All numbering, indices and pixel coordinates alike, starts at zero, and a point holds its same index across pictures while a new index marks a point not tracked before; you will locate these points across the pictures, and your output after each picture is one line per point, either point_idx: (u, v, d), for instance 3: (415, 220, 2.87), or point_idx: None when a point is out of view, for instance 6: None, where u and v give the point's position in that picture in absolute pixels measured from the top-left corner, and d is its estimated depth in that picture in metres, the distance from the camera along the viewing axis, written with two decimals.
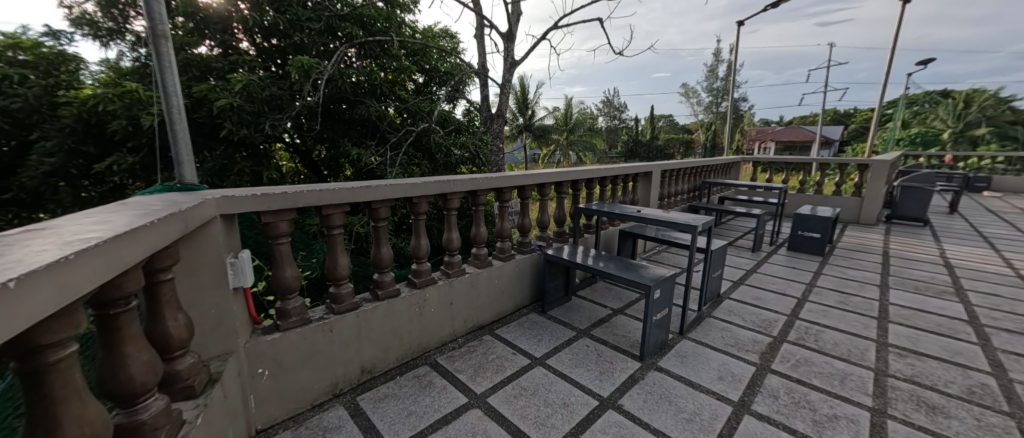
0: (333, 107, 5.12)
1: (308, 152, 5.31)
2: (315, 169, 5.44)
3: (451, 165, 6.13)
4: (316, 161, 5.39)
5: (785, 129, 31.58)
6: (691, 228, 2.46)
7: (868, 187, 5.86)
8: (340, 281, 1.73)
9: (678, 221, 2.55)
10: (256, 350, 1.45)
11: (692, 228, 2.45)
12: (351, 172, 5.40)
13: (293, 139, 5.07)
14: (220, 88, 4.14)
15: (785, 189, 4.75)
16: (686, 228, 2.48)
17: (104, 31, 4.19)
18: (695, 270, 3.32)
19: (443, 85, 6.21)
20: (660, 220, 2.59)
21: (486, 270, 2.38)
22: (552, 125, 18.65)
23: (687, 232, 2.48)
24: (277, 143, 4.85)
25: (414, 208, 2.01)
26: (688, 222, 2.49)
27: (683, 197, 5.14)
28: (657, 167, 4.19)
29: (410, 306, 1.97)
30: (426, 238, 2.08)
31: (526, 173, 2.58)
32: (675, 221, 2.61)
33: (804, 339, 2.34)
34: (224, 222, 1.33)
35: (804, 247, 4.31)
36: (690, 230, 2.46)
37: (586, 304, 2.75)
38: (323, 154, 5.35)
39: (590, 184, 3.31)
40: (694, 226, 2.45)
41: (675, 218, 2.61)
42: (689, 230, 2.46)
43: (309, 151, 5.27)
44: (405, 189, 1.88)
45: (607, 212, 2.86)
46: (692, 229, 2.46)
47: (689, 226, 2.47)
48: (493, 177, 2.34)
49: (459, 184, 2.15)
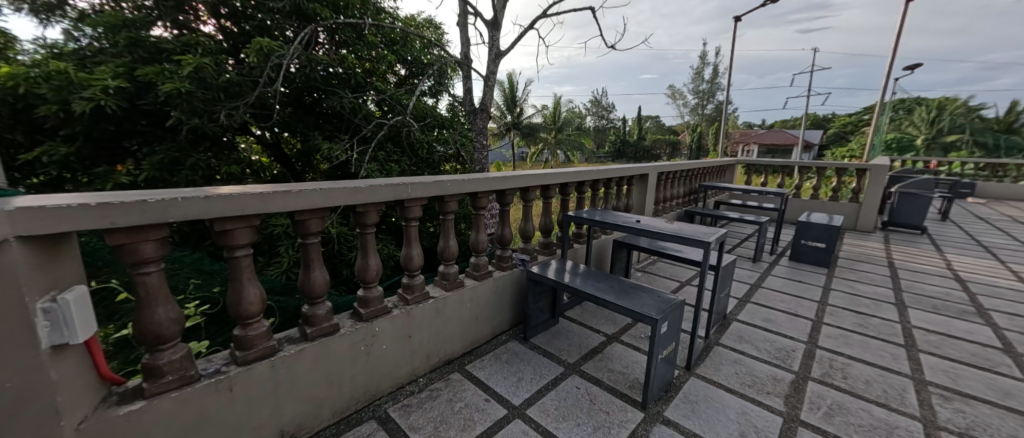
0: (307, 97, 4.62)
1: (278, 143, 4.72)
2: (287, 164, 4.84)
3: (434, 162, 5.62)
4: (290, 156, 4.83)
5: (769, 133, 31.91)
6: (705, 246, 2.02)
7: (866, 193, 5.60)
8: (246, 320, 1.28)
9: (688, 236, 2.12)
10: (103, 430, 1.01)
11: (706, 247, 2.01)
12: (325, 166, 4.76)
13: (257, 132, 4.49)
14: (172, 71, 3.49)
15: (787, 194, 4.49)
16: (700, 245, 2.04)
17: (43, 7, 3.73)
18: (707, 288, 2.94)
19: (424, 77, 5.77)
20: (667, 235, 2.16)
21: (456, 293, 1.95)
22: (540, 123, 18.22)
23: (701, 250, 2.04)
24: (244, 136, 4.37)
25: (359, 219, 1.55)
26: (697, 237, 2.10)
27: (678, 202, 4.83)
28: (654, 168, 3.83)
29: (352, 344, 1.53)
30: (376, 258, 1.63)
31: (508, 176, 2.16)
32: (684, 234, 2.18)
33: (831, 376, 1.99)
34: (34, 249, 0.88)
35: (808, 257, 3.98)
36: (704, 249, 2.02)
37: (575, 330, 2.36)
38: (294, 147, 4.79)
39: (581, 188, 2.91)
40: (707, 241, 2.01)
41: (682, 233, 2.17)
42: (703, 250, 2.02)
43: (280, 143, 4.73)
44: (348, 195, 1.42)
45: (603, 223, 2.44)
46: (705, 247, 2.02)
47: (701, 242, 2.03)
48: (466, 180, 1.91)
49: (422, 187, 1.70)
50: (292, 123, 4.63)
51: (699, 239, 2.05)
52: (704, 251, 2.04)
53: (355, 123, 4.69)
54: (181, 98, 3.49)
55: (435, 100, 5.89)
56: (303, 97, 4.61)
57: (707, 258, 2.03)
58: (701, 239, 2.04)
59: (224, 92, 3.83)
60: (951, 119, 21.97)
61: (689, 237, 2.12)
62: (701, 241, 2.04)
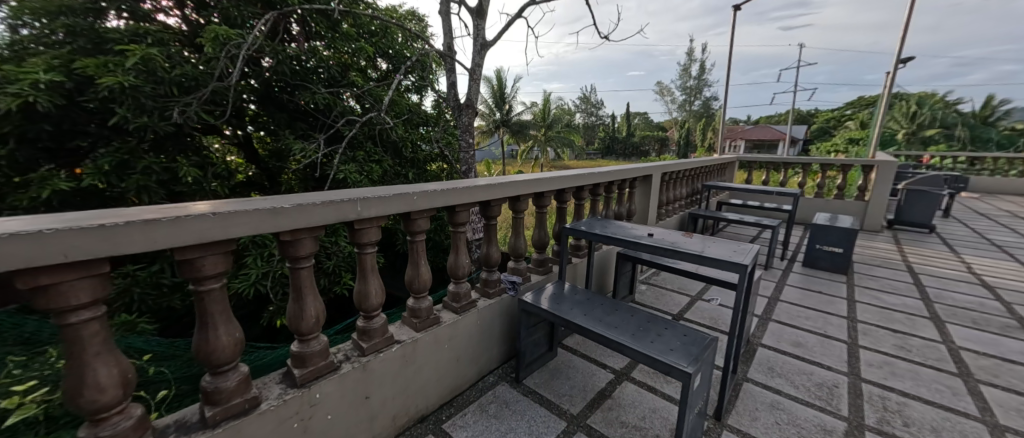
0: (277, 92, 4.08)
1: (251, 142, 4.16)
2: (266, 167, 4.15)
3: (420, 162, 5.16)
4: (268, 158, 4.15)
5: (757, 129, 31.99)
6: (743, 271, 1.60)
7: (872, 190, 5.31)
8: (97, 415, 0.87)
9: (716, 256, 1.71)
10: None
11: (744, 271, 1.60)
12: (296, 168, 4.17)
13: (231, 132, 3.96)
14: (117, 62, 2.78)
15: (797, 194, 4.17)
16: (734, 269, 1.62)
17: None
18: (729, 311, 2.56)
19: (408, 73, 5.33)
20: (691, 254, 1.75)
21: (429, 334, 1.55)
22: (530, 120, 17.76)
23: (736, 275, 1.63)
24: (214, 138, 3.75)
25: (288, 251, 1.13)
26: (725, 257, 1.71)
27: (681, 204, 4.48)
28: (657, 168, 3.47)
29: (281, 422, 1.12)
30: (316, 301, 1.21)
31: (493, 184, 1.75)
32: (711, 252, 1.77)
33: (889, 423, 1.66)
34: None
35: (823, 263, 3.66)
36: (741, 274, 1.60)
37: (577, 366, 1.98)
38: (269, 146, 4.17)
39: (580, 193, 2.52)
40: (744, 264, 1.59)
41: (708, 251, 1.76)
42: (739, 276, 1.61)
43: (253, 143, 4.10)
44: (261, 221, 1.00)
45: (610, 239, 2.03)
46: (742, 272, 1.61)
47: (737, 266, 1.62)
48: (439, 191, 1.50)
49: (379, 203, 1.28)
50: (264, 121, 4.11)
51: (732, 260, 1.64)
52: (740, 276, 1.62)
53: (325, 122, 4.19)
54: (129, 94, 2.78)
55: (419, 96, 5.48)
56: (273, 91, 4.06)
57: (743, 285, 1.62)
58: (736, 262, 1.62)
59: (180, 88, 3.11)
60: (936, 114, 22.20)
61: (718, 256, 1.71)
62: (735, 264, 1.62)
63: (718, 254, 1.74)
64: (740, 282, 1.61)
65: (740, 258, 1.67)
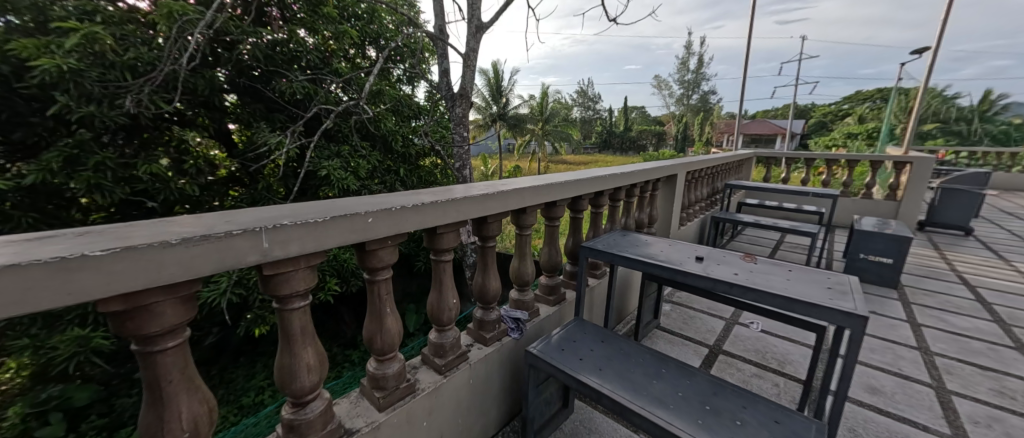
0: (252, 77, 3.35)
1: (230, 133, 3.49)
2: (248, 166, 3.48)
3: (411, 157, 4.66)
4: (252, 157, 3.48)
5: (757, 124, 31.52)
6: (861, 326, 1.05)
7: (906, 189, 4.83)
8: None
9: (810, 298, 1.15)
10: None
11: (863, 328, 1.04)
12: (277, 165, 3.61)
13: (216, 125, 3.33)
14: (59, 43, 2.34)
15: (836, 195, 3.73)
16: (846, 323, 1.07)
17: None
18: (788, 354, 2.11)
19: (399, 62, 4.83)
20: (770, 295, 1.19)
21: (397, 414, 1.08)
22: (528, 114, 17.16)
23: (848, 332, 1.07)
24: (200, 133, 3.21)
25: (127, 328, 0.65)
26: (817, 298, 1.15)
27: (702, 206, 4.02)
28: (682, 166, 3.00)
29: None
30: (191, 399, 0.74)
31: (488, 194, 1.26)
32: (798, 290, 1.21)
33: None
34: None
35: (868, 275, 3.19)
36: (858, 332, 1.05)
37: (601, 430, 1.51)
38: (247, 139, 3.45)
39: (598, 200, 2.03)
40: (865, 315, 1.04)
41: (794, 290, 1.21)
42: (855, 335, 1.05)
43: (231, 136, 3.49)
44: (21, 291, 0.52)
45: (645, 265, 1.49)
46: (858, 328, 1.05)
47: (849, 318, 1.06)
48: (413, 207, 1.01)
49: (303, 232, 0.79)
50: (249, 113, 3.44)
51: (839, 308, 1.09)
52: (855, 333, 1.06)
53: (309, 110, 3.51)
54: (70, 79, 2.32)
55: (411, 88, 4.99)
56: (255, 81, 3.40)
57: (858, 346, 1.07)
58: (848, 312, 1.07)
59: (135, 73, 2.64)
60: (940, 108, 21.83)
61: (814, 298, 1.15)
62: (846, 315, 1.07)
63: (811, 294, 1.18)
64: (854, 343, 1.06)
65: (847, 303, 1.12)
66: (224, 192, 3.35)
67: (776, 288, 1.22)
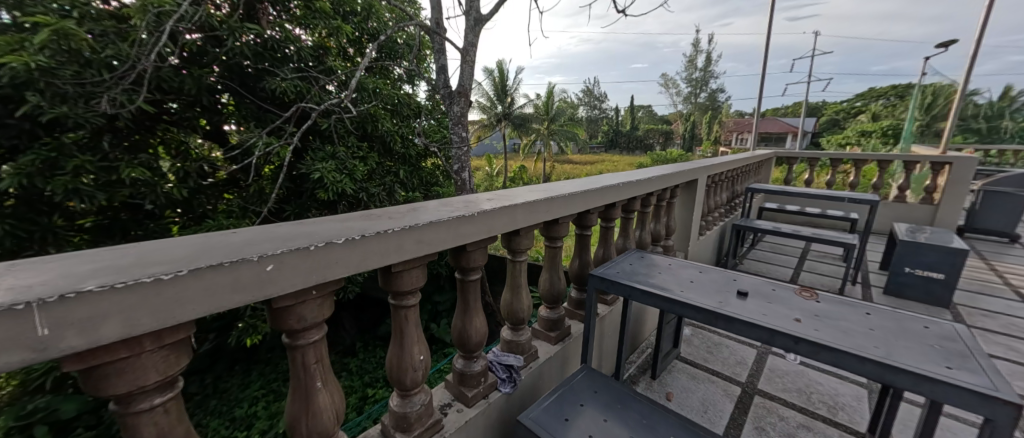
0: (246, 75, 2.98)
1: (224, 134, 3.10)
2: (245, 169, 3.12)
3: (411, 158, 4.36)
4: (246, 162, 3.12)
5: (768, 123, 30.80)
6: (1010, 417, 0.70)
7: (944, 191, 4.43)
8: None
9: (915, 365, 0.81)
10: None
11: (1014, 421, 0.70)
12: (272, 167, 3.27)
13: (208, 127, 2.99)
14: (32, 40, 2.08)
15: (874, 200, 3.35)
16: (981, 409, 0.73)
17: None
18: (836, 396, 1.76)
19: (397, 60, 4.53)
20: (853, 358, 0.86)
21: None
22: (534, 113, 16.78)
23: (985, 423, 0.73)
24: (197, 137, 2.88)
25: None
26: (928, 367, 0.81)
27: (722, 212, 3.67)
28: (704, 170, 2.66)
29: None
30: None
31: (464, 216, 0.93)
32: (892, 349, 0.87)
33: None
34: None
35: (913, 292, 2.83)
36: (1003, 424, 0.71)
37: None
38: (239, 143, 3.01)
39: (609, 213, 1.69)
40: (1015, 401, 0.70)
41: (888, 350, 0.87)
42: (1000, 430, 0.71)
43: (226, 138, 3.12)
44: None
45: (672, 305, 1.15)
46: (1004, 419, 0.71)
47: (990, 404, 0.72)
48: (345, 243, 0.69)
49: (130, 301, 0.48)
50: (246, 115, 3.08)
51: (970, 387, 0.74)
52: (996, 424, 0.72)
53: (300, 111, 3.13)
54: (40, 78, 2.04)
55: (410, 87, 4.68)
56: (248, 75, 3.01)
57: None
58: (988, 395, 0.72)
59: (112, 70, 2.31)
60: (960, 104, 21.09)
61: (922, 365, 0.81)
62: (984, 398, 0.73)
63: (914, 358, 0.84)
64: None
65: (975, 376, 0.78)
66: (218, 196, 3.01)
67: (859, 345, 0.89)
